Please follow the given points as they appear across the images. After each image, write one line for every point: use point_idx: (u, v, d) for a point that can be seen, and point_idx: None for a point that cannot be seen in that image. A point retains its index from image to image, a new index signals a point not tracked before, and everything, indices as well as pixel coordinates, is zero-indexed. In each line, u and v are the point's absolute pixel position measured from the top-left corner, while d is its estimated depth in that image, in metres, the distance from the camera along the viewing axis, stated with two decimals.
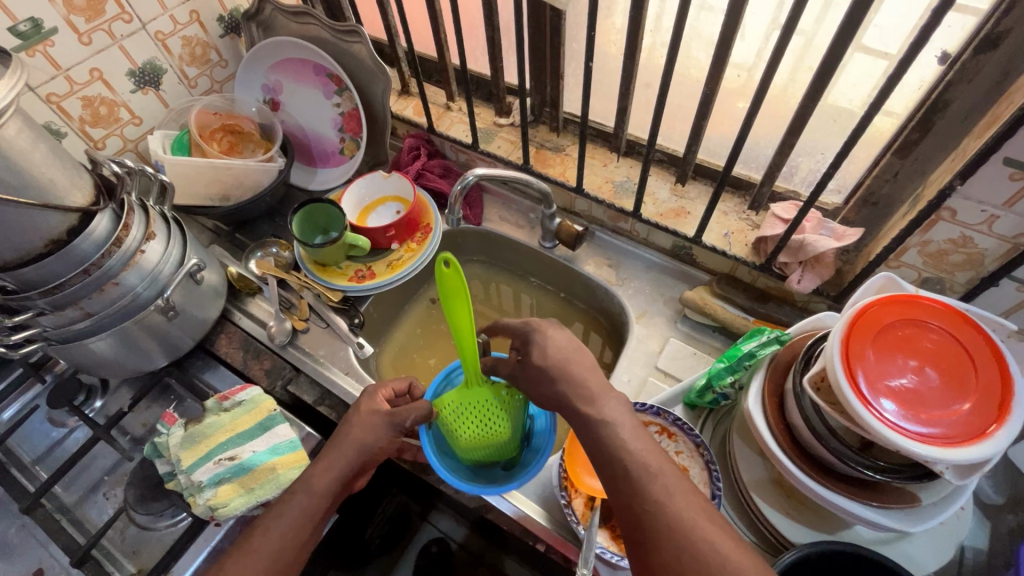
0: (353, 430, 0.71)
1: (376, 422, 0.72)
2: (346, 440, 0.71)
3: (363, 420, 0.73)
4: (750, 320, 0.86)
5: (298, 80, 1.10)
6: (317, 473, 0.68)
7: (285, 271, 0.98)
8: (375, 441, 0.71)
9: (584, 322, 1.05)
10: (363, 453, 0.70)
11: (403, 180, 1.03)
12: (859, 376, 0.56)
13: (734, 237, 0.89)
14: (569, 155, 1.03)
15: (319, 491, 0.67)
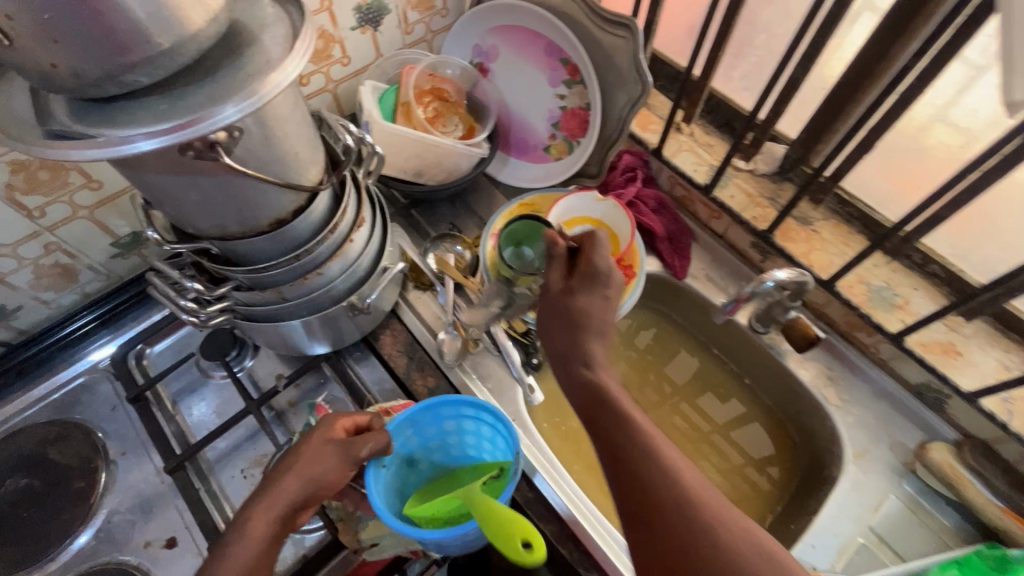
0: (305, 458, 0.61)
1: (328, 450, 0.62)
2: (303, 467, 0.60)
3: (318, 445, 0.62)
4: (1006, 512, 0.70)
5: (523, 55, 0.94)
6: (261, 510, 0.57)
7: (463, 276, 0.87)
8: (311, 460, 0.61)
9: (764, 424, 0.91)
10: (318, 491, 0.60)
11: (617, 209, 0.88)
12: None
13: (1015, 406, 0.73)
14: (818, 232, 0.86)
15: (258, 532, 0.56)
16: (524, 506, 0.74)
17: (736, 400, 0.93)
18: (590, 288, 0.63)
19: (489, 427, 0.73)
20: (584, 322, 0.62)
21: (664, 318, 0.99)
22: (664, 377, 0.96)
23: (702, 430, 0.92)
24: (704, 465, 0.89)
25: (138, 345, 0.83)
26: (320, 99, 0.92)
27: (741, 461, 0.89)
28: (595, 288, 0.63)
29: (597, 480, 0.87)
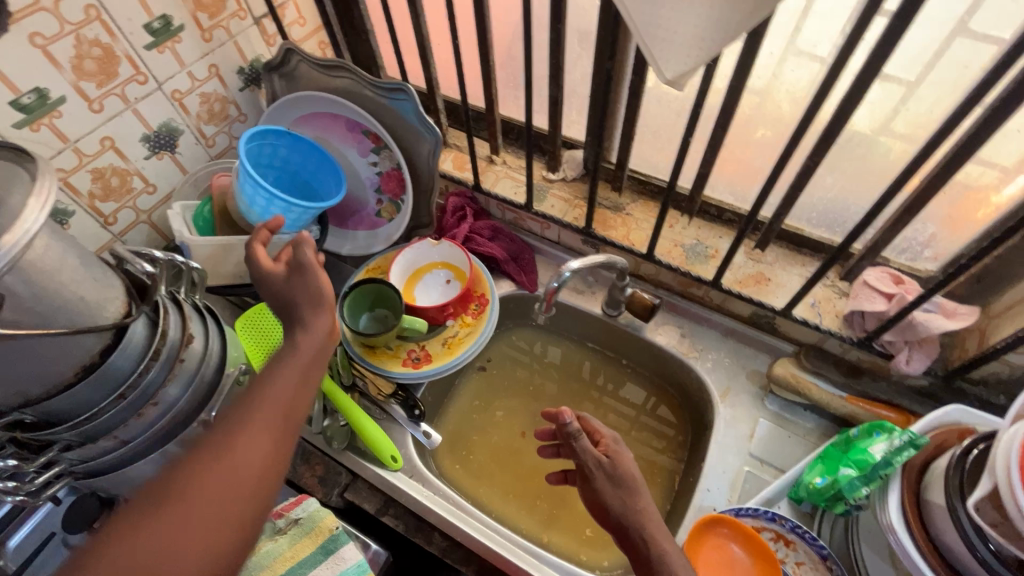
0: (241, 455, 0.53)
1: (299, 362, 0.58)
2: (244, 449, 0.53)
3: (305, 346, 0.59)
4: (847, 399, 0.80)
5: (329, 137, 0.99)
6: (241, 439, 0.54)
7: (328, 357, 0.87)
8: (273, 400, 0.56)
9: (654, 393, 0.98)
10: (311, 368, 0.59)
11: (453, 248, 0.94)
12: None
13: (822, 307, 0.83)
14: (631, 214, 0.96)
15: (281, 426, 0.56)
16: (443, 556, 0.74)
17: (633, 384, 1.00)
18: (611, 482, 0.65)
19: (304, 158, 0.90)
20: (627, 481, 0.65)
21: (544, 330, 1.05)
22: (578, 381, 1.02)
23: (631, 418, 0.97)
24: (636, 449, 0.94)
25: None
26: (135, 232, 0.91)
27: (674, 433, 0.94)
28: (620, 446, 0.69)
29: (512, 502, 0.88)
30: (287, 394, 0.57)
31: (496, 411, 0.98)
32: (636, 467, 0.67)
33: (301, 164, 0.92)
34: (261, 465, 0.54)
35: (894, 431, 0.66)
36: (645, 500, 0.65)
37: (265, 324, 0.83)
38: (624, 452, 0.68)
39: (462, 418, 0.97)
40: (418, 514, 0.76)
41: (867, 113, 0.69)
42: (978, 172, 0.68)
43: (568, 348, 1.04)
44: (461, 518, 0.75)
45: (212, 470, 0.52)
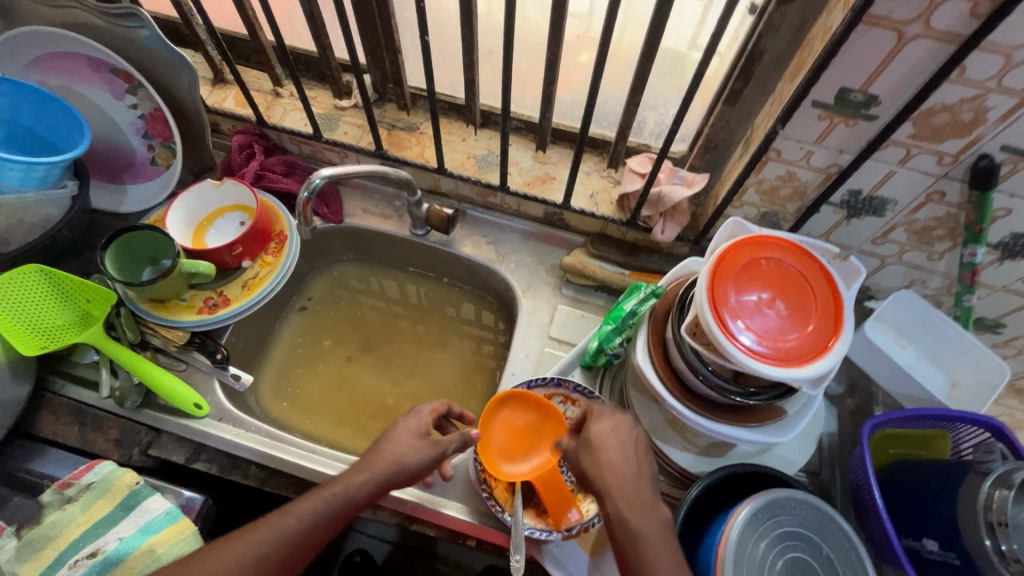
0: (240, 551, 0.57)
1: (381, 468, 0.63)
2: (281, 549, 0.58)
3: (391, 457, 0.64)
4: (626, 274, 0.89)
5: (72, 81, 0.87)
6: (258, 533, 0.58)
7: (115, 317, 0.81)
8: (340, 519, 0.61)
9: (481, 305, 1.02)
10: (395, 475, 0.63)
11: (240, 186, 0.88)
12: (722, 286, 0.61)
13: (600, 197, 0.91)
14: (424, 132, 0.97)
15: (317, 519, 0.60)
16: (262, 485, 0.75)
17: (463, 300, 1.03)
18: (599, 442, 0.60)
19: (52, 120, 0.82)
20: (595, 443, 0.60)
21: (364, 261, 1.04)
22: (404, 304, 1.04)
23: (464, 332, 1.01)
24: (458, 359, 0.98)
25: None
26: None
27: (501, 339, 0.99)
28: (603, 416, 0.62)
29: (344, 427, 0.90)
30: (348, 505, 0.61)
31: (323, 340, 0.98)
32: (614, 433, 0.61)
33: (35, 120, 0.82)
34: (256, 560, 0.57)
35: (642, 287, 0.76)
36: (617, 463, 0.58)
37: (31, 296, 0.74)
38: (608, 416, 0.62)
39: (286, 360, 0.96)
40: (230, 452, 0.76)
41: None
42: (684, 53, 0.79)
43: (395, 275, 1.04)
44: (273, 446, 0.76)
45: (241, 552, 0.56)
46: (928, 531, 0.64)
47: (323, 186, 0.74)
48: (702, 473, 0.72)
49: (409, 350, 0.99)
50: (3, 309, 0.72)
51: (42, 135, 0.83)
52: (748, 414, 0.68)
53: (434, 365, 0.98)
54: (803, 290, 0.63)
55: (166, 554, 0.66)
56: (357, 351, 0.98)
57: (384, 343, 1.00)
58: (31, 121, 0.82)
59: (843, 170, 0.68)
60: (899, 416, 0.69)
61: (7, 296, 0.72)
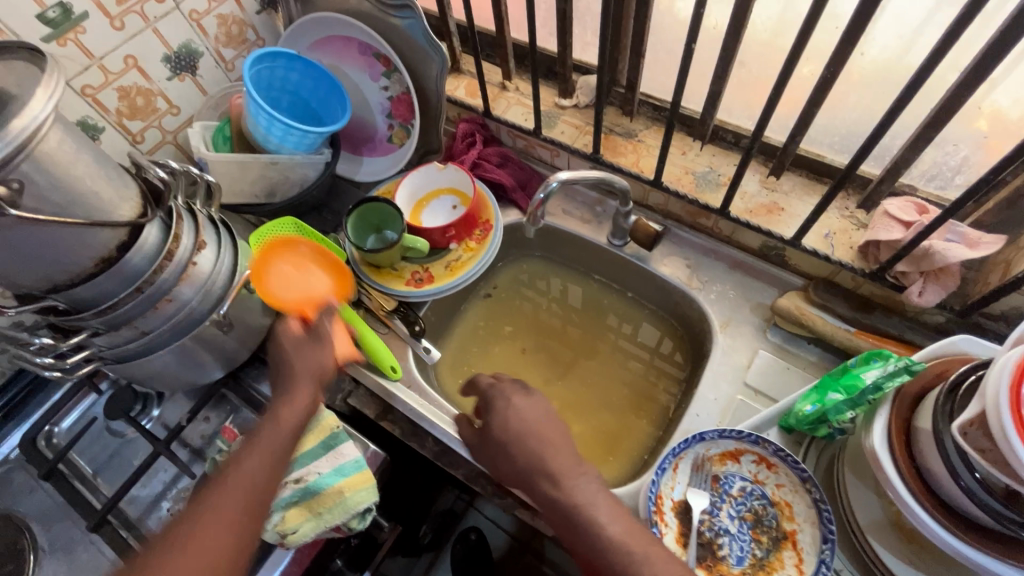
0: (249, 461, 0.61)
1: (301, 393, 0.66)
2: (255, 464, 0.60)
3: (276, 428, 0.63)
4: (853, 332, 0.77)
5: (342, 62, 0.99)
6: (257, 442, 0.62)
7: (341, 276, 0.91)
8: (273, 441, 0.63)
9: (664, 331, 0.96)
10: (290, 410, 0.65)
11: (460, 172, 0.94)
12: None
13: (836, 239, 0.79)
14: (643, 141, 0.92)
15: (284, 419, 0.64)
16: (435, 459, 0.79)
17: (644, 321, 0.98)
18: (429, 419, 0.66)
19: (326, 95, 0.94)
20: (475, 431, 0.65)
21: (550, 261, 1.05)
22: (578, 310, 1.02)
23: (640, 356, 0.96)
24: (629, 379, 0.94)
25: (43, 426, 0.84)
26: (163, 152, 0.95)
27: (680, 371, 0.93)
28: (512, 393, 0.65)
29: None
30: (274, 459, 0.62)
31: (505, 325, 1.02)
32: (533, 415, 0.62)
33: (312, 94, 0.94)
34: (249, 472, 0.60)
35: (890, 358, 0.64)
36: (527, 441, 0.60)
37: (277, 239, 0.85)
38: (512, 402, 0.63)
39: (465, 341, 1.00)
40: (413, 420, 0.81)
41: (879, 23, 0.64)
42: None
43: (577, 280, 1.03)
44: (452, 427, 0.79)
45: (233, 483, 0.59)
46: None
47: (558, 190, 0.75)
48: None
49: (579, 359, 0.97)
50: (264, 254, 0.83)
51: (313, 107, 0.95)
52: (1015, 549, 0.54)
53: (604, 380, 0.95)
54: None
55: (352, 498, 0.73)
56: (530, 347, 0.99)
57: (557, 347, 0.99)
58: (308, 94, 0.95)
59: None
60: None
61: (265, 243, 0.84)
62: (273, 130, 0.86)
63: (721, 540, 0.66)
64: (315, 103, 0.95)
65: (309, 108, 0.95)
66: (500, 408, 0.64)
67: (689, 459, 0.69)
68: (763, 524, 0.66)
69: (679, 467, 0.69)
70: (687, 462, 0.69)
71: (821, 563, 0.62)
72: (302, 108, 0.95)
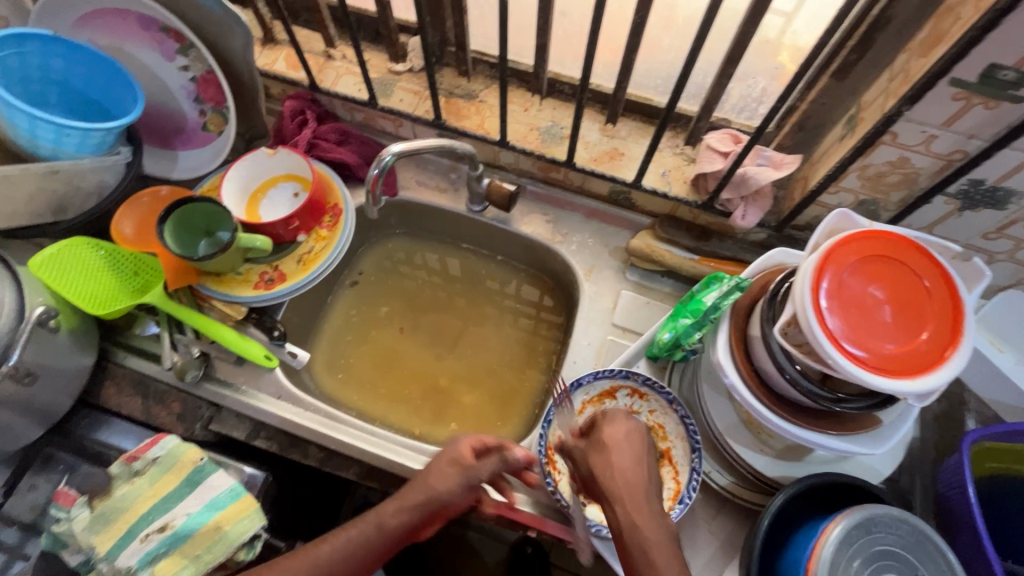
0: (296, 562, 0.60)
1: (415, 501, 0.61)
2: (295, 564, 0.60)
3: (424, 488, 0.62)
4: (697, 260, 0.84)
5: (121, 41, 0.83)
6: (321, 546, 0.62)
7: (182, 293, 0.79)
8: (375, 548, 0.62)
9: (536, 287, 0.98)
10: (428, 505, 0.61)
11: (293, 155, 0.84)
12: (821, 285, 0.56)
13: (672, 176, 0.85)
14: (485, 101, 0.90)
15: (385, 530, 0.62)
16: (322, 466, 0.75)
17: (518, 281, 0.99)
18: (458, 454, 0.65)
19: (109, 83, 0.79)
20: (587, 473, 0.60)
21: (415, 236, 1.01)
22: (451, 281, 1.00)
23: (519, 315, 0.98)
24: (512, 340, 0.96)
25: None
26: None
27: (558, 323, 0.96)
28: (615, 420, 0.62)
29: (398, 406, 0.89)
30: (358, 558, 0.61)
31: (381, 307, 0.97)
32: (631, 438, 0.59)
33: (88, 83, 0.78)
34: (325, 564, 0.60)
35: (725, 279, 0.71)
36: (626, 469, 0.57)
37: (77, 266, 0.71)
38: (616, 422, 0.61)
39: (338, 335, 0.94)
40: (290, 431, 0.76)
41: None
42: (780, 22, 0.72)
43: (446, 251, 1.01)
44: (334, 429, 0.75)
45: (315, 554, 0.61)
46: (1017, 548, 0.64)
47: (393, 163, 0.70)
48: (778, 477, 0.67)
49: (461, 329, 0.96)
50: (56, 280, 0.69)
51: (96, 100, 0.80)
52: (833, 420, 0.64)
53: (489, 346, 0.95)
54: (918, 300, 0.56)
55: (233, 531, 0.66)
56: (408, 327, 0.96)
57: (436, 322, 0.97)
58: (85, 86, 0.79)
59: (969, 159, 0.60)
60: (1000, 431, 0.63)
61: (60, 268, 0.69)
62: (42, 133, 0.70)
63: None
64: (98, 95, 0.79)
65: (91, 102, 0.80)
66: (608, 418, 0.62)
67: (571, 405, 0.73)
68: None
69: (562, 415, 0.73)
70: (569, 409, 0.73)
71: (693, 470, 0.69)
72: (82, 102, 0.79)
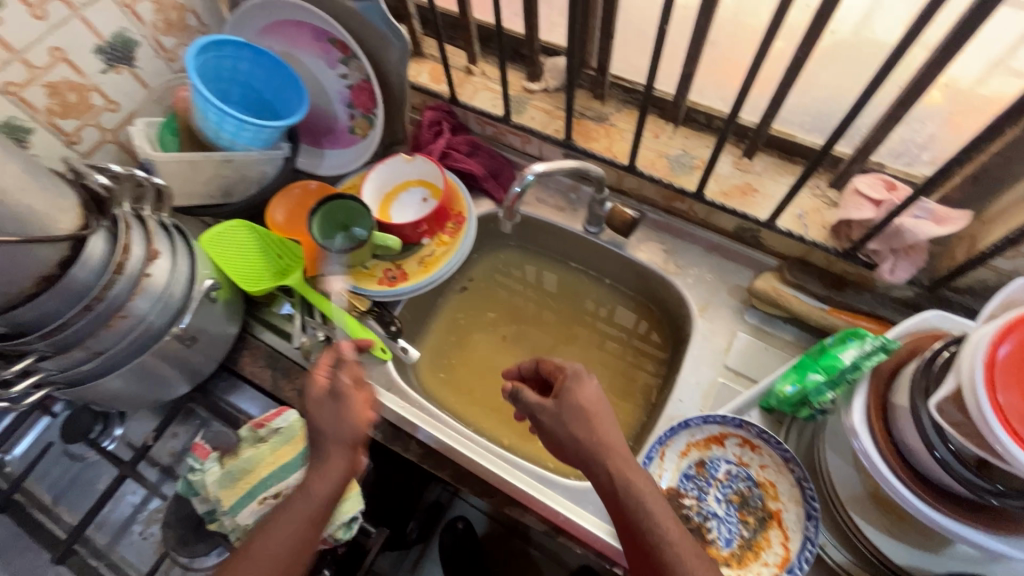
0: (275, 535, 0.58)
1: (335, 465, 0.60)
2: (279, 531, 0.58)
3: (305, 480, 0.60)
4: (828, 311, 0.78)
5: (295, 49, 0.93)
6: (277, 522, 0.58)
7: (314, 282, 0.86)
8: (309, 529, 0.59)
9: (642, 315, 0.96)
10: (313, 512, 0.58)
11: (428, 163, 0.90)
12: (998, 363, 0.49)
13: (809, 218, 0.80)
14: (615, 124, 0.90)
15: (319, 498, 0.59)
16: (420, 462, 0.77)
17: (624, 307, 0.97)
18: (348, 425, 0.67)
19: (281, 85, 0.88)
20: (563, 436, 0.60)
21: (526, 250, 1.03)
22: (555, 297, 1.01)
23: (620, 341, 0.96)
24: (610, 364, 0.94)
25: None
26: (103, 153, 0.87)
27: (660, 354, 0.93)
28: (579, 383, 0.62)
29: (492, 414, 0.91)
30: (289, 538, 0.57)
31: (488, 312, 1.00)
32: (597, 397, 0.61)
33: (265, 85, 0.88)
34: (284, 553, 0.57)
35: (866, 336, 0.64)
36: (596, 410, 0.60)
37: (237, 241, 0.81)
38: (582, 383, 0.62)
39: (442, 337, 0.98)
40: (395, 424, 0.79)
41: None
42: (965, 66, 0.65)
43: (554, 268, 1.02)
44: (435, 427, 0.78)
45: (274, 523, 0.58)
46: None
47: (534, 182, 0.72)
48: (907, 565, 0.61)
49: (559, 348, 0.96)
50: (218, 253, 0.78)
51: (268, 99, 0.89)
52: (987, 514, 0.56)
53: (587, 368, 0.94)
54: None
55: (335, 509, 0.71)
56: (510, 338, 0.98)
57: (537, 337, 0.98)
58: (261, 87, 0.88)
59: None
60: None
61: (222, 245, 0.79)
62: (224, 126, 0.80)
63: (709, 524, 0.67)
64: (269, 94, 0.89)
65: (263, 100, 0.89)
66: (570, 380, 0.62)
67: (676, 446, 0.70)
68: (749, 505, 0.68)
69: (666, 456, 0.70)
70: (674, 450, 0.70)
71: (807, 539, 0.63)
72: (257, 100, 0.89)
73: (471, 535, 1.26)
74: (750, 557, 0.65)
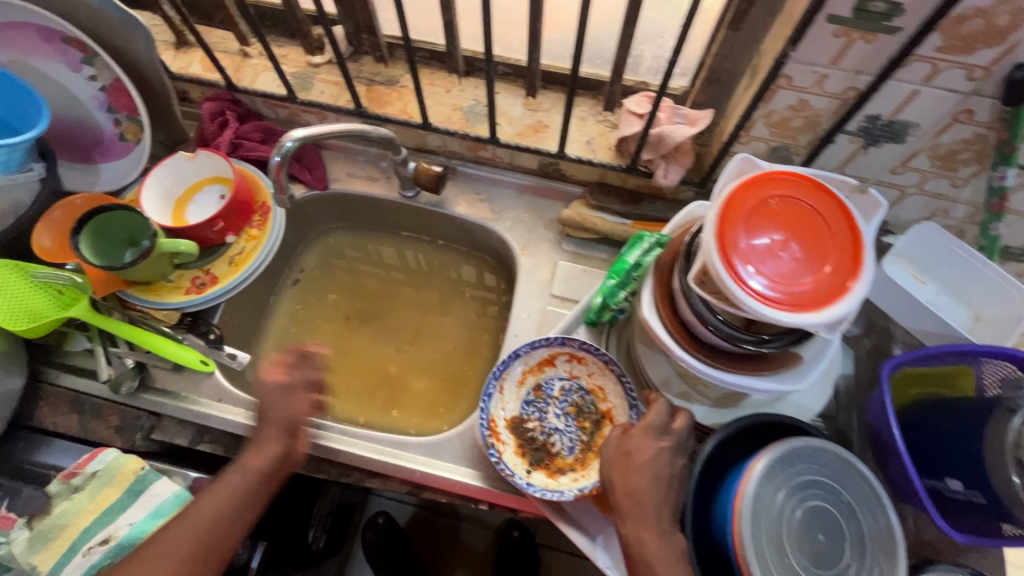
0: (221, 495, 0.64)
1: (273, 431, 0.69)
2: (215, 500, 0.63)
3: (261, 453, 0.67)
4: (629, 225, 0.85)
5: (23, 55, 0.80)
6: (222, 484, 0.64)
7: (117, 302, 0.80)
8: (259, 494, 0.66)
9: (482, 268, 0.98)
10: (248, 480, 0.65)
11: (215, 157, 0.83)
12: (725, 231, 0.57)
13: (596, 143, 0.86)
14: (405, 85, 0.90)
15: (251, 472, 0.65)
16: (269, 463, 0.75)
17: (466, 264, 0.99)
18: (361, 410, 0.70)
19: (18, 100, 0.76)
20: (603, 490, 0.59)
21: (356, 229, 1.01)
22: (394, 269, 1.01)
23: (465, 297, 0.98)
24: (459, 320, 0.96)
25: None
26: None
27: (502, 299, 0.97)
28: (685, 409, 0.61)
29: (349, 398, 0.89)
30: (224, 502, 0.63)
31: (330, 294, 0.97)
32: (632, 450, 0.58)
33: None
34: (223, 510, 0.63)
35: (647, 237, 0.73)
36: (620, 462, 0.58)
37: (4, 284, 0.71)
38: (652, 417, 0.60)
39: (284, 336, 0.93)
40: (234, 432, 0.75)
41: None
42: None
43: (387, 240, 1.00)
44: None
45: (224, 489, 0.64)
46: (950, 470, 0.63)
47: (296, 148, 0.72)
48: (715, 424, 0.69)
49: (407, 317, 0.96)
50: None
51: (7, 119, 0.78)
52: (760, 362, 0.65)
53: (437, 329, 0.95)
54: (822, 234, 0.58)
55: None
56: (356, 319, 0.96)
57: (384, 311, 0.97)
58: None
59: (861, 94, 0.62)
60: (918, 356, 0.64)
61: None
62: None
63: (553, 439, 0.73)
64: (6, 113, 0.77)
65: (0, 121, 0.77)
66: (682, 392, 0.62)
67: (513, 376, 0.75)
68: (584, 412, 0.74)
69: (505, 388, 0.74)
70: (512, 381, 0.75)
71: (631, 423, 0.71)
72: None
73: (396, 528, 1.21)
74: (590, 456, 0.72)
